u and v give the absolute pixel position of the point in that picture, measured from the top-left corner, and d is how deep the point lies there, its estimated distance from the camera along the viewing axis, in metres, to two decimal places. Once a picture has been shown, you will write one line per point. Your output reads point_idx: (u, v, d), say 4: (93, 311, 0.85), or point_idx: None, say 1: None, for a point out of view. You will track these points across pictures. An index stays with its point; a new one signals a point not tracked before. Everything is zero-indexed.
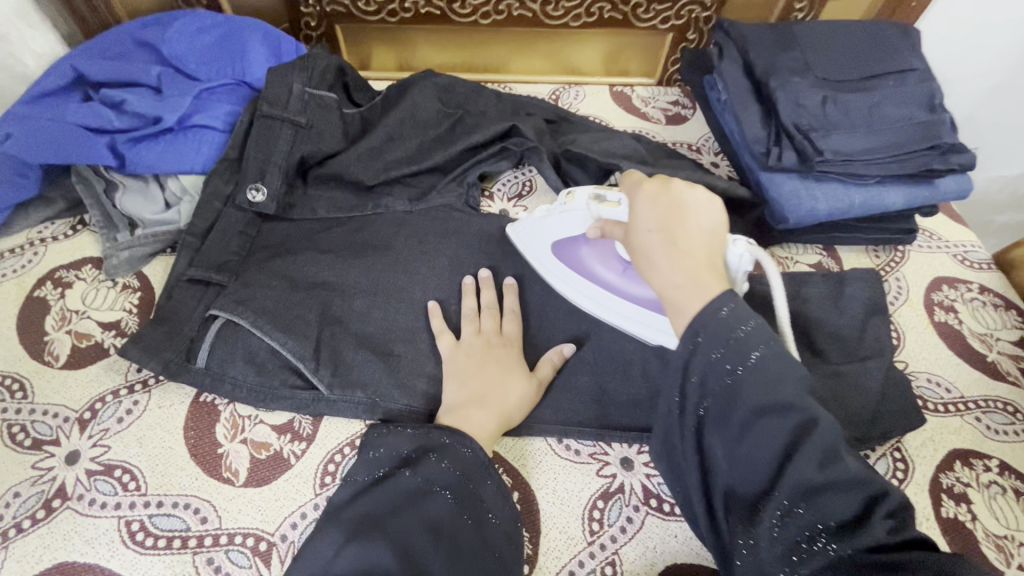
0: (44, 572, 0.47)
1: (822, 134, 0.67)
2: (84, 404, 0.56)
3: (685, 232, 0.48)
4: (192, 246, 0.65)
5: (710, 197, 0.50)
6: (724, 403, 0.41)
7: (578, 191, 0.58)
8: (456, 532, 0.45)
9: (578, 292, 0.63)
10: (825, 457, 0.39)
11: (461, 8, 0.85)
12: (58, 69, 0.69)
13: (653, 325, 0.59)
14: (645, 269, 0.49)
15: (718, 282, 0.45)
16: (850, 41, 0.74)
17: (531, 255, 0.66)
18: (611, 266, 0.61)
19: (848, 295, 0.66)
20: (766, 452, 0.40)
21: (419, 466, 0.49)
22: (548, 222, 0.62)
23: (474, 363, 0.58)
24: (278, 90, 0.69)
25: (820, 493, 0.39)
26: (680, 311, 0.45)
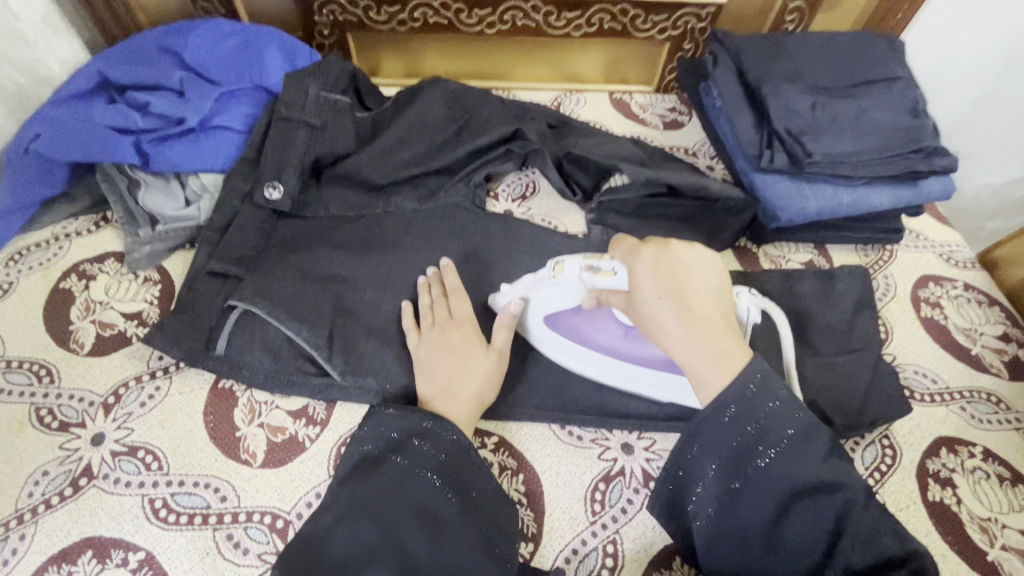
0: (72, 545, 0.50)
1: (812, 138, 0.70)
2: (108, 388, 0.59)
3: (695, 298, 0.47)
4: (210, 240, 0.68)
5: (710, 255, 0.50)
6: (760, 484, 0.45)
7: (568, 262, 0.57)
8: (440, 514, 0.48)
9: (580, 362, 0.62)
10: (865, 538, 0.43)
11: (469, 19, 0.89)
12: (86, 73, 0.73)
13: (668, 385, 0.59)
14: (657, 339, 0.48)
15: (737, 347, 0.46)
16: (838, 51, 0.78)
17: (522, 329, 0.63)
18: (611, 333, 0.60)
19: (838, 291, 0.69)
20: (803, 532, 0.44)
21: (406, 450, 0.51)
22: (538, 294, 0.60)
23: (438, 350, 0.60)
24: (294, 94, 0.73)
25: (861, 574, 0.43)
26: (706, 385, 0.46)
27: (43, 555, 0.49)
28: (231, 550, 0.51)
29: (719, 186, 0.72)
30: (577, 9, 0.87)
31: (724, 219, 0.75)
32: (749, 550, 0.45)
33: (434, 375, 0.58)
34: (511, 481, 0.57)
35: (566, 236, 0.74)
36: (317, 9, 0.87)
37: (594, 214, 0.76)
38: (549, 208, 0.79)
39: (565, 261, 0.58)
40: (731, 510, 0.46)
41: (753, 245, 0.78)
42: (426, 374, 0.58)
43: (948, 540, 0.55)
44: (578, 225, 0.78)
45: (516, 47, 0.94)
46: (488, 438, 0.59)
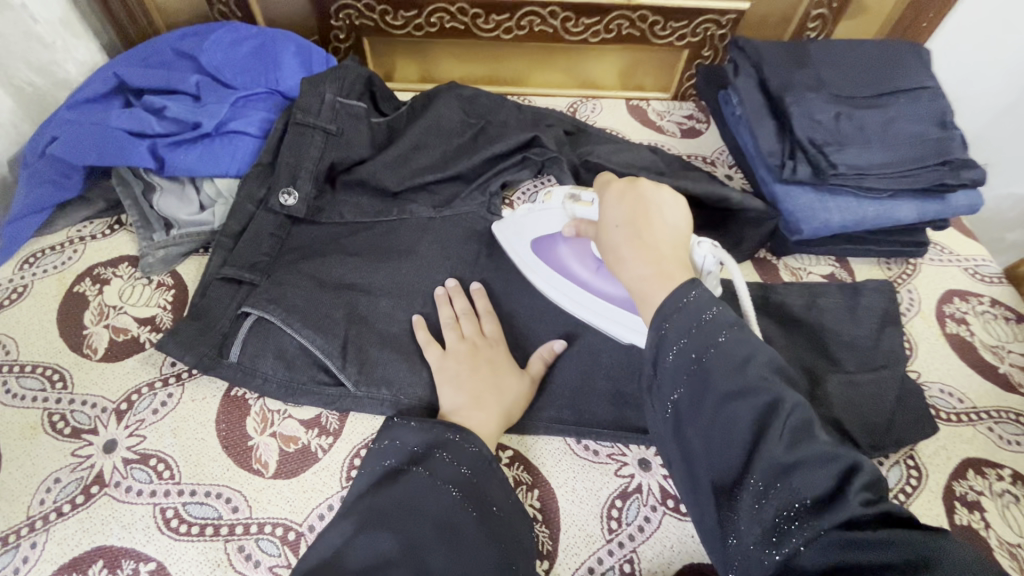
0: (83, 554, 0.49)
1: (836, 149, 0.69)
2: (121, 394, 0.58)
3: (652, 228, 0.49)
4: (225, 246, 0.67)
5: (676, 194, 0.52)
6: (695, 390, 0.42)
7: (556, 191, 0.62)
8: (459, 525, 0.47)
9: (555, 289, 0.66)
10: (795, 435, 0.38)
11: (486, 24, 0.88)
12: (103, 77, 0.73)
13: (625, 324, 0.61)
14: (615, 265, 0.51)
15: (683, 272, 0.47)
16: (862, 60, 0.76)
17: (512, 251, 0.68)
18: (586, 265, 0.64)
19: (862, 305, 0.68)
20: (737, 435, 0.40)
21: (427, 462, 0.50)
22: (528, 219, 0.65)
23: (466, 367, 0.59)
24: (311, 99, 0.72)
25: (800, 476, 0.37)
26: (647, 300, 0.46)
27: (53, 563, 0.49)
28: (243, 562, 0.50)
29: (740, 197, 0.71)
30: (596, 15, 0.87)
31: (744, 229, 0.73)
32: (696, 467, 0.42)
33: (461, 386, 0.57)
34: (526, 496, 0.56)
35: None
36: (334, 13, 0.87)
37: None
38: None
39: (554, 192, 0.62)
40: (679, 426, 0.43)
41: (773, 257, 0.77)
42: (453, 385, 0.58)
43: None
44: None
45: (533, 53, 0.94)
46: (503, 451, 0.58)
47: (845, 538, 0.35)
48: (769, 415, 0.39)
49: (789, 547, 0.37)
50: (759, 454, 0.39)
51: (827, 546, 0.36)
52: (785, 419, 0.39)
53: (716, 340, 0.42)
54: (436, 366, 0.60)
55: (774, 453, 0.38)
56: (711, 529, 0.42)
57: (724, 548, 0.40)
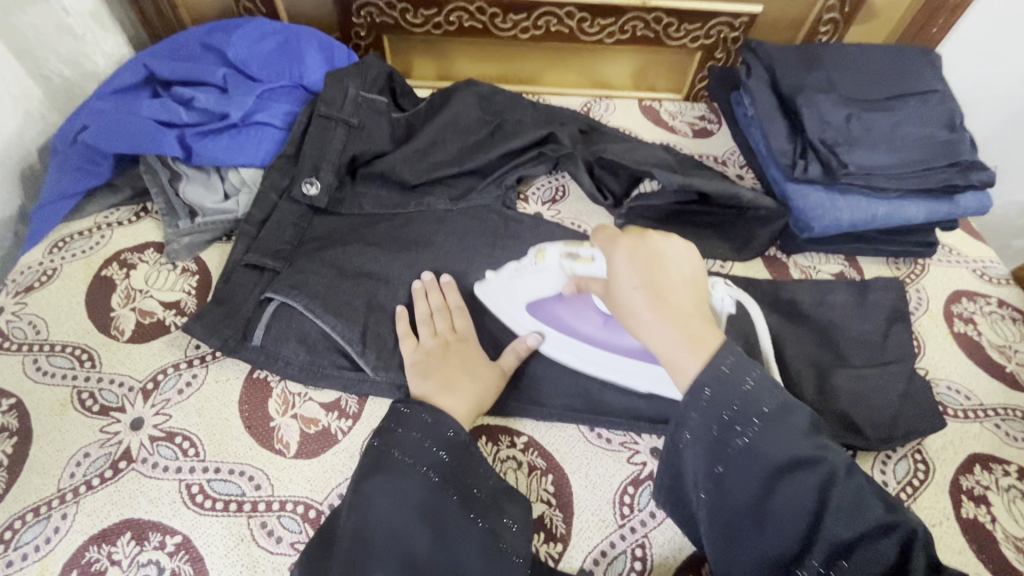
0: (112, 526, 0.51)
1: (847, 148, 0.70)
2: (147, 374, 0.60)
3: (671, 288, 0.46)
4: (248, 234, 0.69)
5: (686, 245, 0.49)
6: (744, 463, 0.42)
7: (549, 249, 0.60)
8: (444, 512, 0.48)
9: (560, 350, 0.63)
10: (852, 510, 0.40)
11: (503, 23, 0.90)
12: (133, 68, 0.75)
13: (646, 374, 0.60)
14: (634, 328, 0.47)
15: (711, 335, 0.45)
16: (872, 63, 0.78)
17: (505, 316, 0.65)
18: (591, 320, 0.62)
19: (871, 303, 0.69)
20: (793, 508, 0.41)
21: (406, 446, 0.50)
22: (520, 281, 0.63)
23: (437, 361, 0.59)
24: (333, 93, 0.74)
25: (859, 549, 0.39)
26: (682, 371, 0.44)
27: (84, 534, 0.50)
28: (265, 537, 0.51)
29: (750, 195, 0.72)
30: (611, 16, 0.88)
31: (755, 226, 0.75)
32: (745, 540, 0.42)
33: (428, 376, 0.58)
34: (540, 481, 0.57)
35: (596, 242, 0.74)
36: (355, 11, 0.89)
37: (624, 218, 0.77)
38: (578, 211, 0.79)
39: (546, 249, 0.60)
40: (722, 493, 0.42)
41: (783, 255, 0.78)
42: (422, 375, 0.58)
43: (982, 558, 0.54)
44: None
45: (549, 52, 0.95)
46: (517, 437, 0.60)
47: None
48: (829, 490, 0.40)
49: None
50: (818, 532, 0.40)
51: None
52: (841, 494, 0.40)
53: (761, 410, 0.42)
54: (409, 360, 0.60)
55: (835, 530, 0.40)
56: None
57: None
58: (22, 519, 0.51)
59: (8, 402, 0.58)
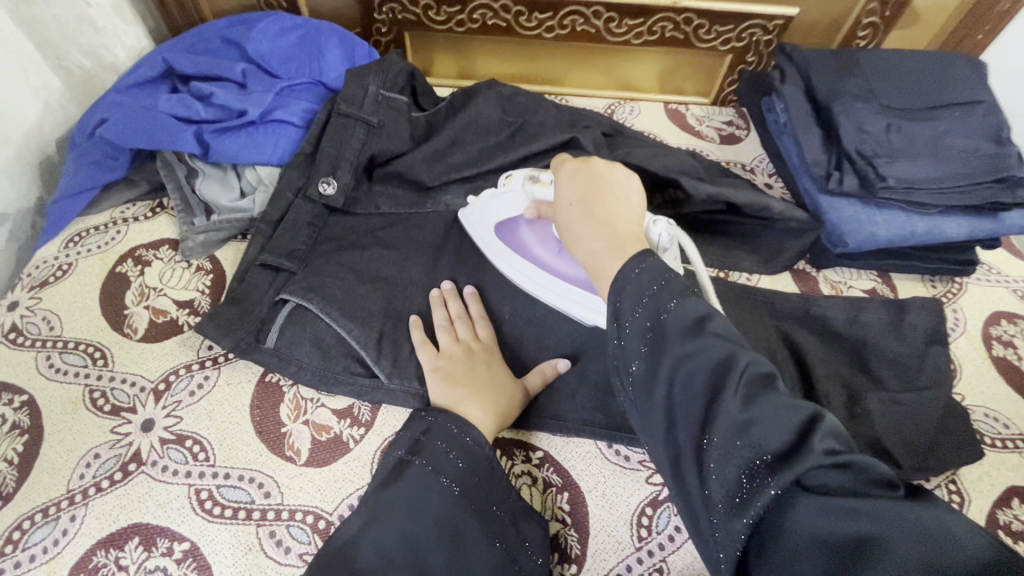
0: (120, 530, 0.50)
1: (886, 160, 0.67)
2: (159, 374, 0.59)
3: (604, 204, 0.50)
4: (264, 234, 0.68)
5: (629, 173, 0.53)
6: (654, 359, 0.40)
7: (516, 173, 0.62)
8: (461, 526, 0.46)
9: (520, 273, 0.66)
10: (751, 389, 0.36)
11: (528, 22, 0.88)
12: (152, 62, 0.74)
13: (588, 305, 0.61)
14: (571, 244, 0.51)
15: (637, 244, 0.47)
16: (913, 71, 0.74)
17: (479, 239, 0.68)
18: (548, 246, 0.64)
19: (906, 322, 0.66)
20: (694, 393, 0.37)
21: (425, 452, 0.49)
22: (490, 204, 0.65)
23: (462, 367, 0.57)
24: (354, 91, 0.72)
25: (759, 428, 0.34)
26: (601, 273, 0.46)
27: (91, 538, 0.49)
28: (274, 548, 0.50)
29: (782, 207, 0.70)
30: (640, 17, 0.86)
31: (782, 239, 0.73)
32: (664, 447, 0.39)
33: (455, 385, 0.56)
34: (555, 498, 0.55)
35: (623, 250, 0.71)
36: (378, 6, 0.87)
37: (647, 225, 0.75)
38: None
39: (515, 174, 0.63)
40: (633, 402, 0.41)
41: (812, 269, 0.75)
42: (446, 383, 0.56)
43: None
44: None
45: (573, 52, 0.93)
46: (533, 452, 0.58)
47: (811, 496, 0.32)
48: (726, 368, 0.36)
49: (754, 509, 0.33)
50: (716, 415, 0.36)
51: (794, 506, 0.32)
52: (741, 374, 0.36)
53: (666, 306, 0.40)
54: (429, 366, 0.58)
55: (732, 409, 0.35)
56: (688, 513, 0.37)
57: (709, 536, 0.36)
58: (30, 519, 0.50)
59: (20, 399, 0.57)
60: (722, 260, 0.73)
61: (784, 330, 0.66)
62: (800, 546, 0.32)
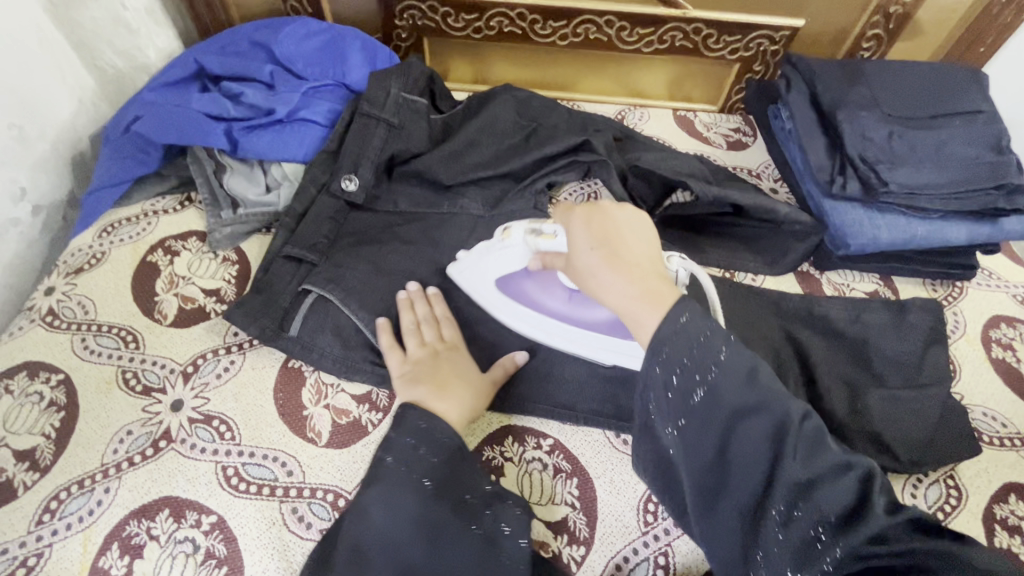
0: (151, 502, 0.53)
1: (888, 166, 0.69)
2: (188, 358, 0.62)
3: (626, 249, 0.46)
4: (287, 227, 0.71)
5: (639, 212, 0.49)
6: (705, 412, 0.40)
7: (514, 227, 0.61)
8: (440, 520, 0.46)
9: (529, 325, 0.64)
10: (809, 449, 0.40)
11: (543, 29, 0.91)
12: (185, 62, 0.78)
13: (610, 345, 0.61)
14: (595, 291, 0.47)
15: (667, 288, 0.44)
16: (915, 81, 0.77)
17: (478, 295, 0.66)
18: (557, 295, 0.63)
19: (907, 322, 0.68)
20: (752, 452, 0.40)
21: (394, 448, 0.49)
22: (487, 259, 0.64)
23: (428, 367, 0.59)
24: (376, 92, 0.76)
25: (820, 490, 0.39)
26: (640, 325, 0.43)
27: (124, 509, 0.52)
28: (296, 523, 0.53)
29: (787, 209, 0.72)
30: (650, 26, 0.89)
31: (787, 242, 0.75)
32: (704, 488, 0.41)
33: (422, 382, 0.57)
34: (565, 483, 0.57)
35: None
36: (398, 13, 0.91)
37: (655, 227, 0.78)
38: None
39: (513, 227, 0.61)
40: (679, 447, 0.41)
41: (816, 271, 0.77)
42: (414, 381, 0.57)
43: None
44: None
45: (585, 59, 0.96)
46: (543, 440, 0.60)
47: (871, 554, 0.38)
48: (784, 432, 0.39)
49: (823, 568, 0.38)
50: (778, 476, 0.39)
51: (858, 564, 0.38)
52: (798, 435, 0.39)
53: (717, 358, 0.41)
54: (397, 372, 0.59)
55: (793, 471, 0.39)
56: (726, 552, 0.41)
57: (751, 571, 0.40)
58: (67, 490, 0.53)
59: (56, 378, 0.60)
60: (727, 261, 0.76)
61: (788, 329, 0.68)
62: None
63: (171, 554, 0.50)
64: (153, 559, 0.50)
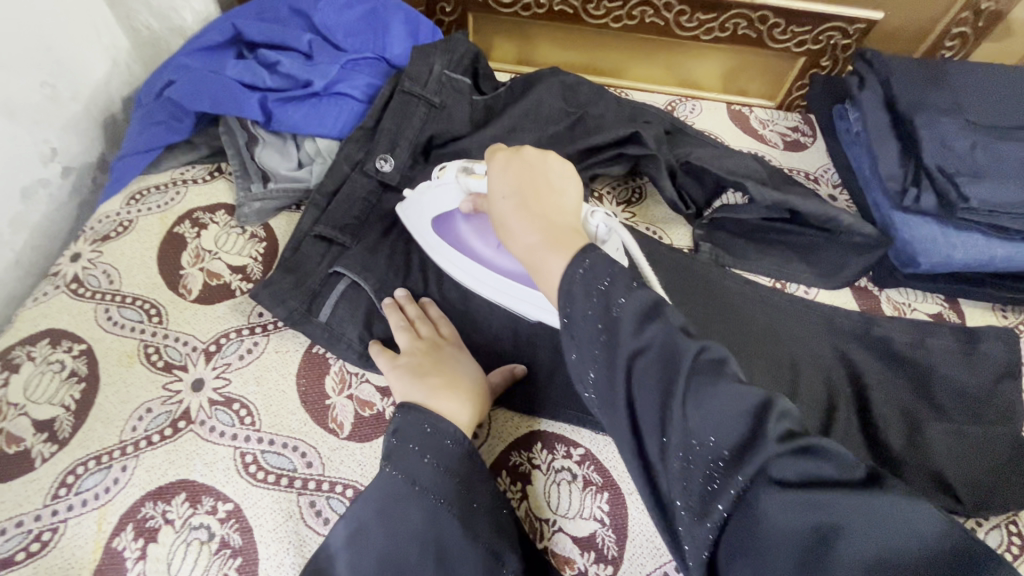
0: (168, 485, 0.51)
1: (970, 179, 0.63)
2: (210, 336, 0.60)
3: (539, 197, 0.49)
4: (318, 205, 0.68)
5: (562, 162, 0.52)
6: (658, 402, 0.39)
7: (448, 166, 0.59)
8: (446, 542, 0.44)
9: (461, 269, 0.63)
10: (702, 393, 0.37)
11: (596, 10, 0.85)
12: (221, 27, 0.75)
13: (531, 301, 0.59)
14: (506, 237, 0.50)
15: (574, 236, 0.46)
16: (1005, 86, 0.70)
17: (416, 233, 0.65)
18: (487, 240, 0.61)
19: (975, 351, 0.62)
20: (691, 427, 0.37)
21: (399, 461, 0.47)
22: (425, 198, 0.62)
23: (427, 362, 0.55)
24: (419, 68, 0.72)
25: (718, 431, 0.37)
26: (540, 267, 0.46)
27: (140, 489, 0.51)
28: (314, 518, 0.51)
29: (850, 219, 0.67)
30: (713, 11, 0.83)
31: (847, 255, 0.70)
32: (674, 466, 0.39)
33: (423, 377, 0.53)
34: (595, 497, 0.54)
35: (672, 250, 0.70)
36: None
37: (703, 229, 0.73)
38: (655, 217, 0.76)
39: (448, 166, 0.59)
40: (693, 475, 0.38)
41: (875, 287, 0.71)
42: (412, 376, 0.53)
43: None
44: (682, 239, 0.75)
45: (638, 45, 0.91)
46: (575, 449, 0.57)
47: (773, 491, 0.34)
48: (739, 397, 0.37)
49: (720, 511, 0.36)
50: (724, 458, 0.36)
51: (755, 502, 0.35)
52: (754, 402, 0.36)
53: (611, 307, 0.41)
54: (389, 366, 0.55)
55: (682, 417, 0.37)
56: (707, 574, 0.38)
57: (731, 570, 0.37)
58: (84, 465, 0.52)
59: (78, 348, 0.58)
60: (778, 270, 0.71)
61: (842, 351, 0.64)
62: (770, 537, 0.34)
63: (185, 540, 0.49)
64: (167, 544, 0.48)
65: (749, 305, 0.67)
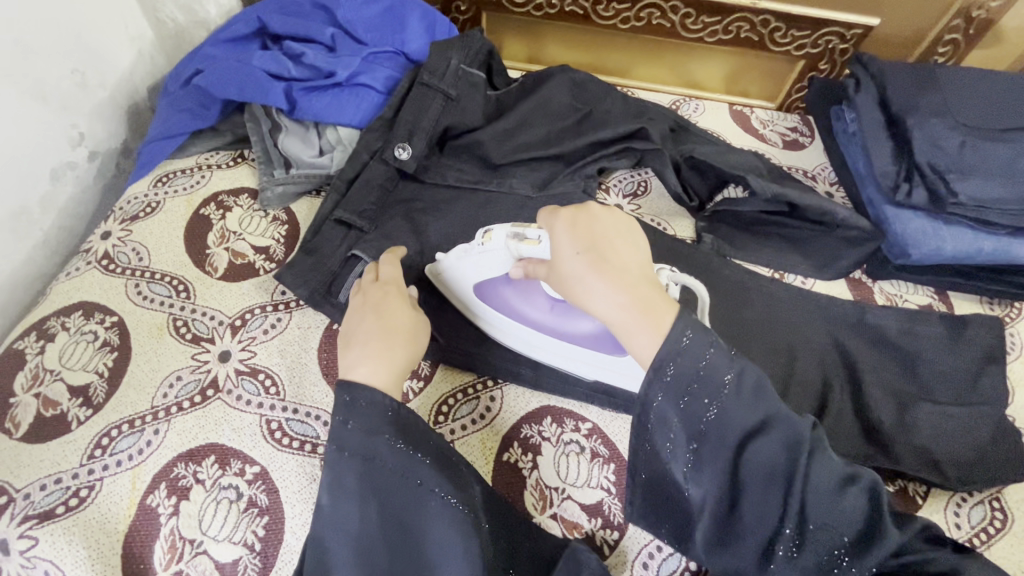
0: (198, 447, 0.54)
1: (959, 176, 0.67)
2: (236, 311, 0.63)
3: (616, 256, 0.47)
4: (338, 190, 0.71)
5: (626, 218, 0.50)
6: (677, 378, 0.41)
7: (495, 230, 0.56)
8: (411, 515, 0.45)
9: (510, 332, 0.62)
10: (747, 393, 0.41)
11: (605, 11, 0.89)
12: (247, 20, 0.78)
13: (592, 362, 0.59)
14: (582, 300, 0.47)
15: (660, 300, 0.44)
16: (993, 90, 0.74)
17: (458, 297, 0.64)
18: (537, 304, 0.60)
19: (962, 338, 0.66)
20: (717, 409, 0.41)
21: (349, 436, 0.46)
22: (467, 261, 0.60)
23: (355, 320, 0.55)
24: (437, 62, 0.75)
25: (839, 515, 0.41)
26: (631, 336, 0.43)
27: (172, 451, 0.53)
28: None
29: (846, 213, 0.70)
30: (718, 15, 0.86)
31: (842, 247, 0.73)
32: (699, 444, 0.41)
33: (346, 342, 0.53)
34: (601, 468, 0.57)
35: (675, 240, 0.74)
36: None
37: (705, 221, 0.76)
38: (659, 209, 0.79)
39: (493, 230, 0.57)
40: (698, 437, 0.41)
41: (868, 279, 0.75)
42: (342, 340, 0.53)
43: None
44: (686, 230, 0.78)
45: (645, 46, 0.94)
46: (582, 423, 0.60)
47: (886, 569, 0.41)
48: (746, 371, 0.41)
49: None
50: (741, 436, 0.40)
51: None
52: None
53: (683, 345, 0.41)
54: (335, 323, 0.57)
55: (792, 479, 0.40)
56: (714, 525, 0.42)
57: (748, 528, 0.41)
58: (118, 428, 0.54)
59: (110, 320, 0.61)
60: (777, 261, 0.74)
61: (837, 338, 0.67)
62: None
63: (216, 498, 0.51)
64: (198, 501, 0.51)
65: (751, 293, 0.70)
